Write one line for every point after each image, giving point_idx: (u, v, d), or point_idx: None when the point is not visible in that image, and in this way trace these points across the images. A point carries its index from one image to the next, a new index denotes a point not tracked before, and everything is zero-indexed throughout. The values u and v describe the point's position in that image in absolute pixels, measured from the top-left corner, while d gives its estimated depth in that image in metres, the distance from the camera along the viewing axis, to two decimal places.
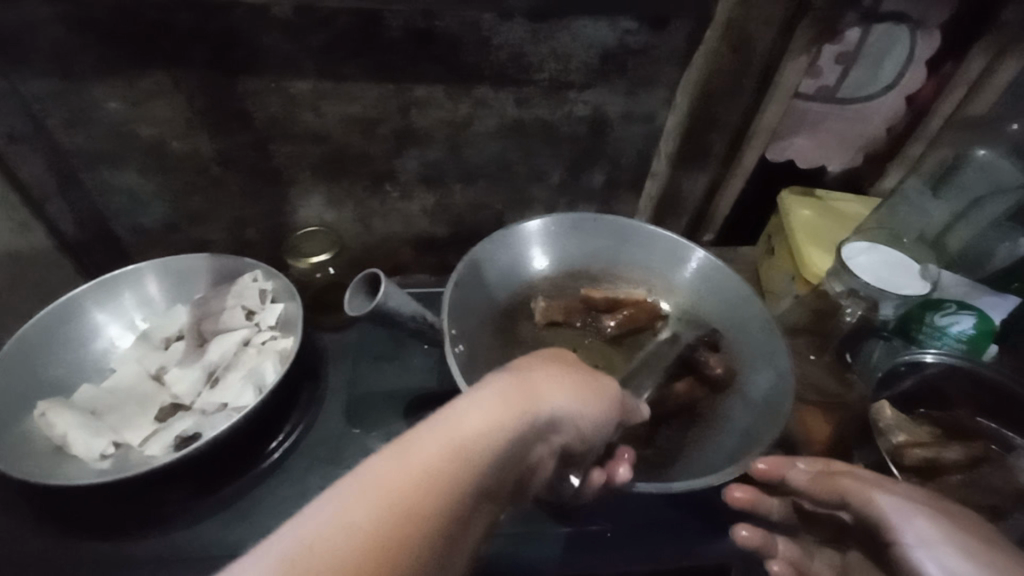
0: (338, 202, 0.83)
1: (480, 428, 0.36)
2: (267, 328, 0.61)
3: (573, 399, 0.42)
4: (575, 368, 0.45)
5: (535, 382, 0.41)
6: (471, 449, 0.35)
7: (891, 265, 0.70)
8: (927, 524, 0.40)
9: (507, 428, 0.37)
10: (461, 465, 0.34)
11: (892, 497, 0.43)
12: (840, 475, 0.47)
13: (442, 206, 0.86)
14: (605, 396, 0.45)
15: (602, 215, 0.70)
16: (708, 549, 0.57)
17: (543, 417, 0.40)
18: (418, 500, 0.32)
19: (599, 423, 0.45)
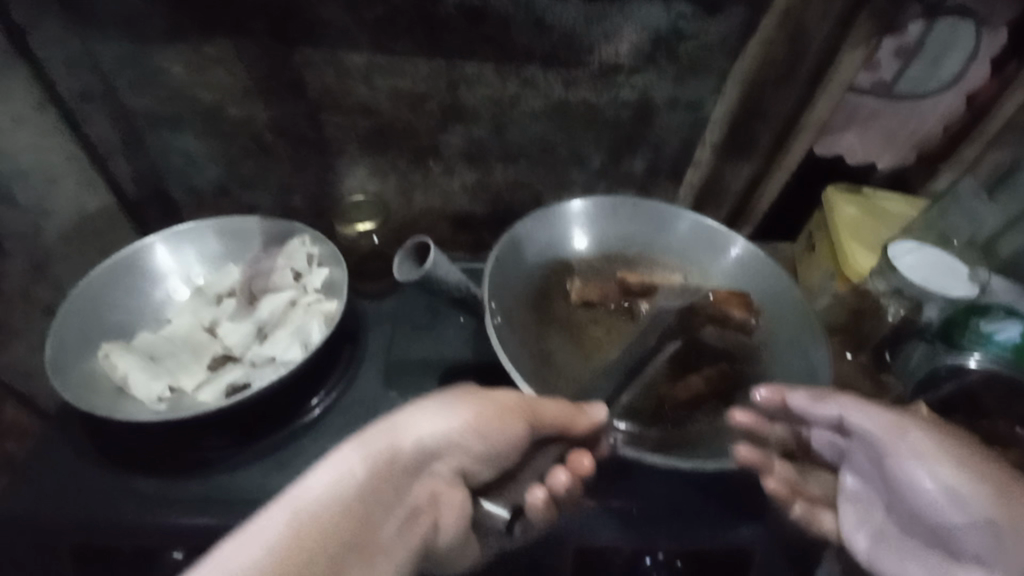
0: (380, 175, 0.85)
1: (355, 480, 0.45)
2: (313, 291, 0.63)
3: (444, 427, 0.49)
4: (457, 405, 0.51)
5: (395, 430, 0.48)
6: (345, 497, 0.44)
7: (941, 267, 0.69)
8: (918, 433, 0.49)
9: (379, 474, 0.46)
10: (337, 517, 0.42)
11: (886, 411, 0.51)
12: (837, 396, 0.53)
13: (482, 183, 0.87)
14: (502, 419, 0.50)
15: (642, 201, 0.71)
16: (732, 536, 0.55)
17: (415, 455, 0.48)
18: (296, 548, 0.40)
19: (499, 443, 0.51)
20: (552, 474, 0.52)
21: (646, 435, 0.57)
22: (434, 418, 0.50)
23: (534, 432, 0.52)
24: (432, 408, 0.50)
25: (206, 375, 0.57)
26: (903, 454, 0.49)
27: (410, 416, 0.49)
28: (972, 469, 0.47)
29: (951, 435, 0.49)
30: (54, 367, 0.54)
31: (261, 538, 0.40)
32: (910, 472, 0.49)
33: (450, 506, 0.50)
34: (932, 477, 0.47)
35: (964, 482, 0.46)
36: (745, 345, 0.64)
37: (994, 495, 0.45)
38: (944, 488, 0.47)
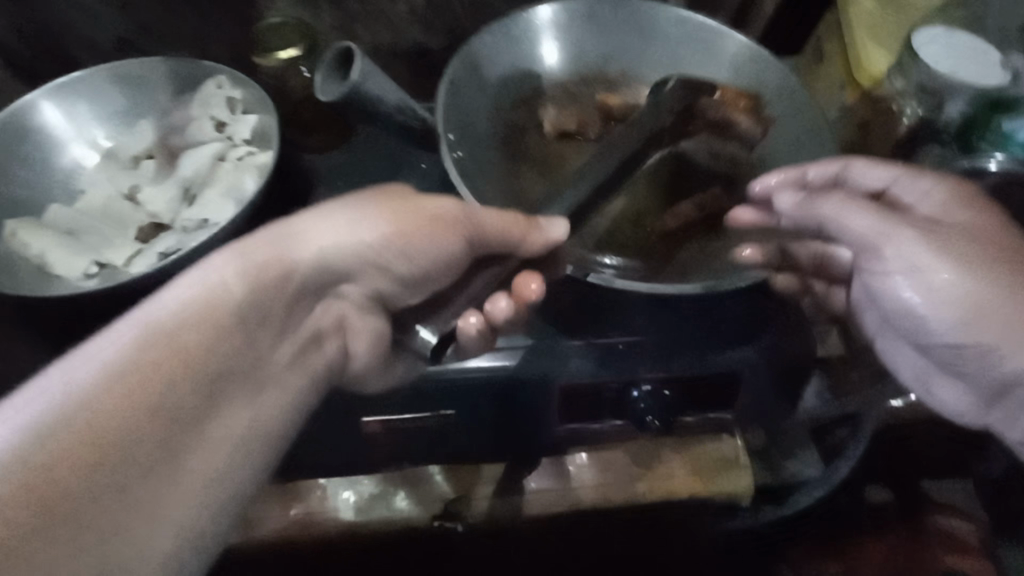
0: (310, 4, 0.70)
1: (224, 301, 0.42)
2: (241, 142, 0.53)
3: (348, 238, 0.48)
4: (374, 217, 0.49)
5: (280, 250, 0.46)
6: (216, 319, 0.41)
7: (965, 53, 0.59)
8: (911, 244, 0.47)
9: (253, 294, 0.43)
10: (207, 339, 0.40)
11: (874, 220, 0.48)
12: (825, 201, 0.50)
13: (434, 7, 0.72)
14: (429, 229, 0.49)
15: (626, 0, 0.59)
16: (723, 361, 0.53)
17: (312, 271, 0.48)
18: (159, 373, 0.37)
19: (424, 263, 0.51)
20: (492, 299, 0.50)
21: (637, 267, 0.53)
22: (338, 230, 0.48)
23: (475, 246, 0.50)
24: (338, 221, 0.48)
25: (135, 246, 0.51)
26: (892, 267, 0.48)
27: (320, 230, 0.47)
28: (971, 274, 0.45)
29: (954, 244, 0.46)
30: None
31: (110, 360, 0.37)
32: (895, 284, 0.49)
33: (359, 330, 0.54)
34: (920, 283, 0.47)
35: (958, 287, 0.46)
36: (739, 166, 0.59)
37: (978, 295, 0.45)
38: (928, 291, 0.47)
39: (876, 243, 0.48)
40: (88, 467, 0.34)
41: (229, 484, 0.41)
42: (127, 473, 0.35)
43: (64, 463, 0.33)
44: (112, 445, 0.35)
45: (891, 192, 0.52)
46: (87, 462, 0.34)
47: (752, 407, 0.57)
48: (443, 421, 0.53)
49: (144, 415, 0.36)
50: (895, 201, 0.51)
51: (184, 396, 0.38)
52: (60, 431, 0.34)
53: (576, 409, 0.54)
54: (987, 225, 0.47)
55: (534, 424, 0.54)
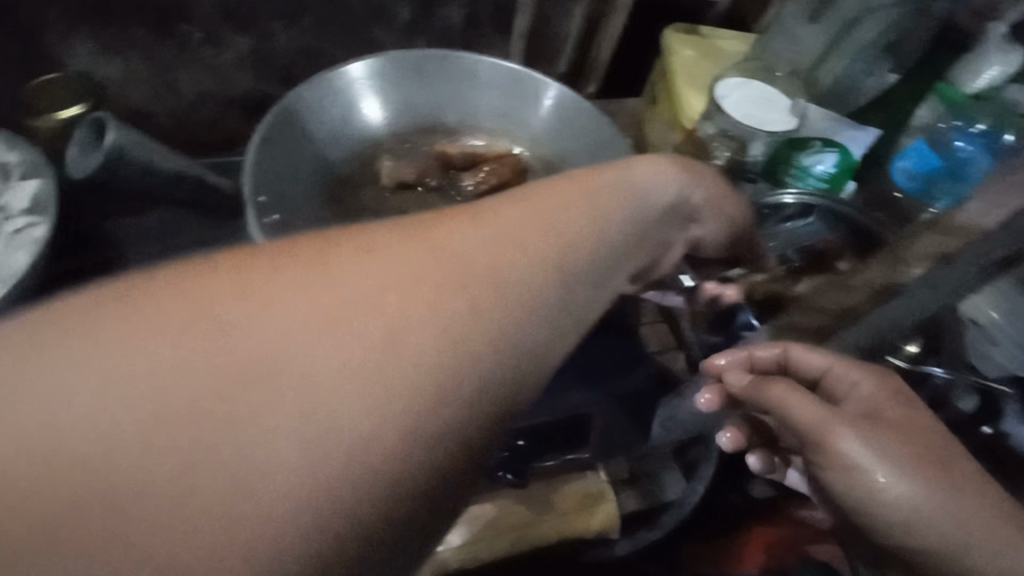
0: (114, 51, 0.63)
1: (529, 266, 0.30)
2: (14, 216, 0.46)
3: (654, 186, 0.40)
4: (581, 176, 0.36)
5: (557, 190, 0.34)
6: (516, 278, 0.29)
7: (761, 100, 0.66)
8: (851, 436, 0.37)
9: (592, 242, 0.34)
10: (470, 300, 0.28)
11: (811, 406, 0.38)
12: (774, 378, 0.41)
13: (265, 54, 0.69)
14: (657, 174, 0.41)
15: (448, 52, 0.58)
16: (566, 403, 0.53)
17: (627, 214, 0.37)
18: (365, 354, 0.25)
19: (611, 211, 0.36)
20: None
21: None
22: (573, 186, 0.35)
23: (680, 198, 0.42)
24: (596, 176, 0.37)
25: None
26: (837, 462, 0.37)
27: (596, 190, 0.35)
28: (918, 479, 0.35)
29: (892, 432, 0.37)
30: None
31: (268, 312, 0.25)
32: (833, 463, 0.37)
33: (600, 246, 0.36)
34: (858, 481, 0.36)
35: (910, 492, 0.35)
36: None
37: (931, 504, 0.35)
38: (866, 493, 0.36)
39: (818, 439, 0.38)
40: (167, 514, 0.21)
41: (456, 445, 0.25)
42: (249, 491, 0.22)
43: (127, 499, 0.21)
44: (225, 403, 0.23)
45: (830, 377, 0.43)
46: (182, 426, 0.22)
47: (604, 446, 0.58)
48: None
49: (311, 393, 0.24)
50: (841, 387, 0.41)
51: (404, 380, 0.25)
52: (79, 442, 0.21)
53: None
54: (925, 426, 0.37)
55: None
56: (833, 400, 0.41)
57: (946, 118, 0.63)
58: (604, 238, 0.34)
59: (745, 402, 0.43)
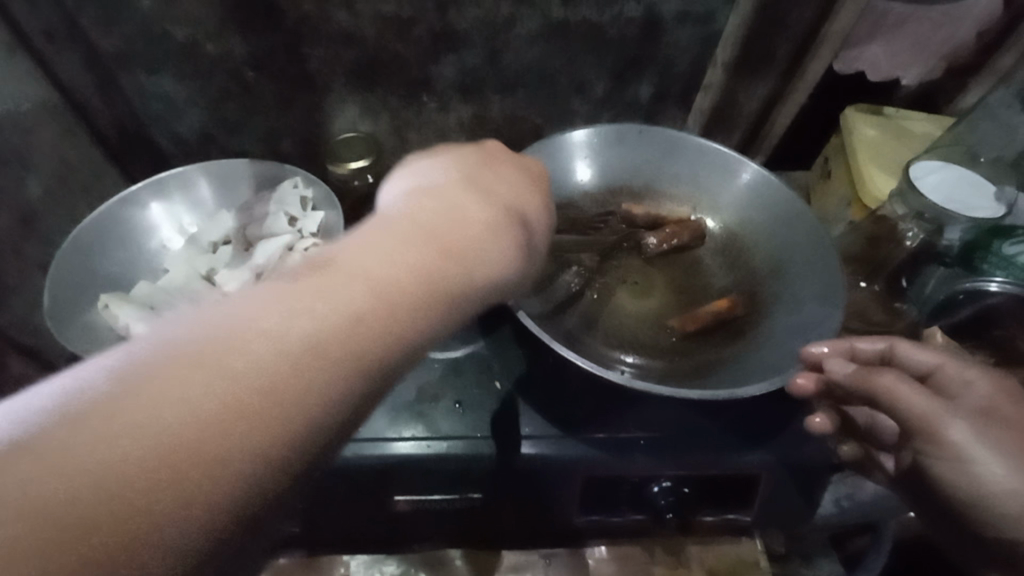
0: (372, 112, 0.80)
1: (399, 252, 0.33)
2: (308, 236, 0.61)
3: (426, 221, 0.36)
4: (456, 224, 0.37)
5: (407, 240, 0.34)
6: (412, 267, 0.33)
7: (963, 185, 0.66)
8: (958, 429, 0.39)
9: (487, 246, 0.37)
10: (432, 262, 0.34)
11: (921, 401, 0.40)
12: (879, 372, 0.42)
13: (479, 118, 0.82)
14: (518, 211, 0.41)
15: (648, 126, 0.67)
16: (738, 462, 0.54)
17: (468, 264, 0.35)
18: (384, 295, 0.31)
19: (465, 257, 0.35)
20: (611, 359, 0.57)
21: (654, 369, 0.57)
22: (426, 234, 0.35)
23: (505, 256, 0.38)
24: (435, 218, 0.36)
25: None
26: (942, 449, 0.39)
27: (417, 225, 0.35)
28: None
29: (1001, 431, 0.39)
30: (54, 320, 0.53)
31: (203, 369, 0.26)
32: (969, 458, 0.39)
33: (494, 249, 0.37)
34: (966, 472, 0.39)
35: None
36: (747, 288, 0.62)
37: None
38: (976, 486, 0.39)
39: (922, 427, 0.40)
40: (244, 413, 0.26)
41: (242, 504, 0.25)
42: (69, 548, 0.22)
43: (205, 407, 0.25)
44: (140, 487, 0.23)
45: (936, 377, 0.43)
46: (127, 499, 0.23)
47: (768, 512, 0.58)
48: (468, 506, 0.56)
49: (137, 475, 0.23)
50: (948, 385, 0.42)
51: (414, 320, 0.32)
52: (171, 381, 0.26)
53: (593, 502, 0.57)
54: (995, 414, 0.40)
55: (551, 513, 0.57)
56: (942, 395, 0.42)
57: None
58: (431, 293, 0.33)
59: (843, 389, 0.45)
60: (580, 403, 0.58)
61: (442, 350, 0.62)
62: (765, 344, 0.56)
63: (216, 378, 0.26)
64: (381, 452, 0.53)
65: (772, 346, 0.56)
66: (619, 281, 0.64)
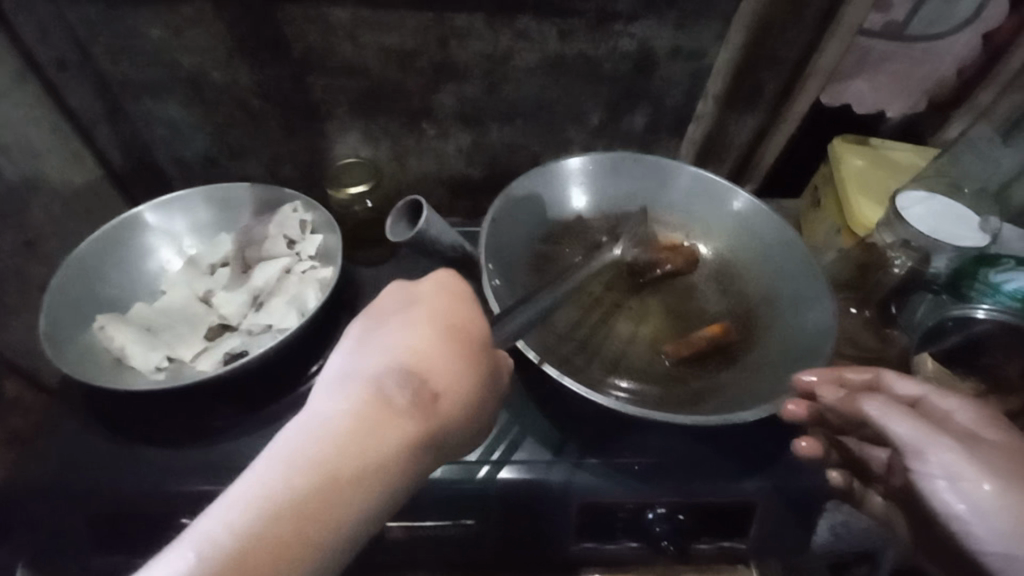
0: (373, 139, 0.81)
1: (272, 499, 0.33)
2: (307, 259, 0.62)
3: (328, 438, 0.35)
4: (364, 432, 0.36)
5: (307, 474, 0.34)
6: (290, 507, 0.33)
7: (948, 216, 0.67)
8: (946, 454, 0.39)
9: (373, 453, 0.35)
10: (326, 489, 0.34)
11: (912, 422, 0.41)
12: (869, 396, 0.44)
13: (478, 146, 0.84)
14: (444, 373, 0.40)
15: (642, 155, 0.68)
16: (734, 490, 0.54)
17: (372, 480, 0.35)
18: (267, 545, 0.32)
19: (372, 468, 0.35)
20: (608, 386, 0.57)
21: (650, 394, 0.57)
22: (325, 460, 0.35)
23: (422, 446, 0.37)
24: (341, 429, 0.36)
25: (204, 344, 0.57)
26: (930, 473, 0.39)
27: (319, 449, 0.35)
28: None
29: (990, 459, 0.39)
30: (50, 341, 0.53)
31: None
32: (957, 483, 0.38)
33: (406, 444, 0.37)
34: (954, 493, 0.38)
35: (1015, 508, 0.37)
36: (742, 317, 0.62)
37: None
38: (966, 508, 0.38)
39: (907, 448, 0.40)
40: None
41: None
42: None
43: None
44: None
45: (925, 405, 0.45)
46: None
47: (766, 543, 0.57)
48: (465, 534, 0.55)
49: None
50: (937, 415, 0.44)
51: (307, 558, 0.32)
52: None
53: (592, 526, 0.56)
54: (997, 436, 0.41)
55: (549, 543, 0.56)
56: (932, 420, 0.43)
57: None
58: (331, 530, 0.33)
59: (837, 414, 0.48)
60: (579, 427, 0.58)
61: None
62: (761, 371, 0.57)
63: None
64: None
65: (768, 372, 0.56)
66: (615, 307, 0.64)
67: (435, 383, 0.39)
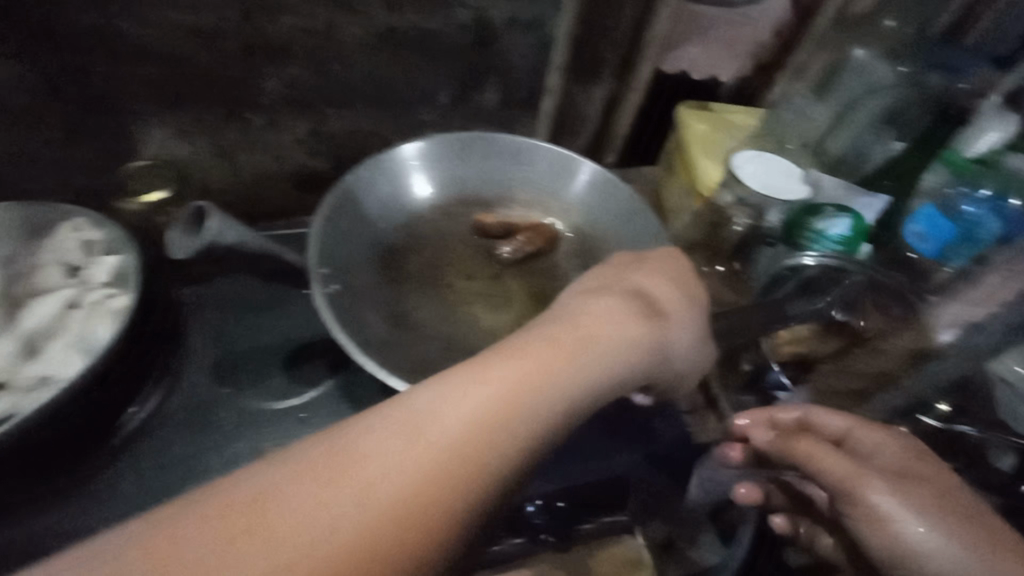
0: (187, 135, 0.70)
1: (390, 477, 0.33)
2: (98, 286, 0.51)
3: (456, 420, 0.36)
4: (509, 403, 0.38)
5: (420, 455, 0.34)
6: (362, 519, 0.31)
7: (775, 171, 0.71)
8: (879, 495, 0.41)
9: (484, 433, 0.36)
10: (426, 470, 0.34)
11: (839, 464, 0.44)
12: (802, 440, 0.48)
13: (318, 134, 0.76)
14: (618, 335, 0.46)
15: (489, 133, 0.65)
16: (608, 464, 0.58)
17: (494, 469, 0.36)
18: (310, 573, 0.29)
19: (479, 454, 0.35)
20: None
21: None
22: (419, 446, 0.35)
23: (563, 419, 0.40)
24: (465, 404, 0.37)
25: None
26: (866, 514, 0.41)
27: (400, 444, 0.34)
28: (963, 552, 0.38)
29: (918, 495, 0.41)
30: None
31: None
32: (890, 521, 0.40)
33: (543, 408, 0.39)
34: (890, 532, 0.40)
35: (944, 546, 0.39)
36: None
37: (966, 560, 0.38)
38: (902, 545, 0.40)
39: (842, 486, 0.43)
40: None
41: None
42: None
43: None
44: None
45: (850, 441, 0.48)
46: None
47: (643, 507, 0.59)
48: None
49: None
50: (863, 452, 0.46)
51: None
52: None
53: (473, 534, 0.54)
54: (921, 471, 0.43)
55: None
56: (859, 457, 0.45)
57: (955, 184, 0.66)
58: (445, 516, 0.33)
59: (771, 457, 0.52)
60: None
61: (285, 398, 0.57)
62: None
63: None
64: None
65: None
66: (473, 295, 0.60)
67: (601, 337, 0.45)
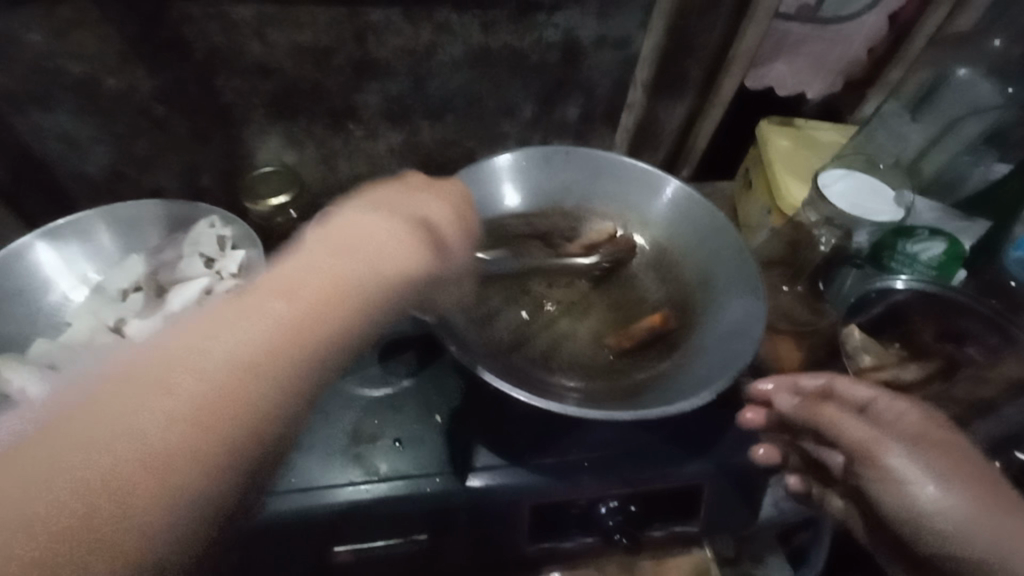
0: (297, 143, 0.77)
1: (285, 294, 0.34)
2: (228, 277, 0.58)
3: (369, 248, 0.39)
4: (410, 237, 0.41)
5: (338, 281, 0.36)
6: (274, 322, 0.33)
7: (866, 190, 0.70)
8: (896, 457, 0.44)
9: (394, 266, 0.39)
10: (339, 283, 0.36)
11: (863, 430, 0.47)
12: (827, 404, 0.50)
13: (410, 144, 0.81)
14: (458, 229, 0.46)
15: (574, 147, 0.68)
16: (679, 474, 0.56)
17: (404, 286, 0.39)
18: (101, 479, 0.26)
19: (401, 273, 0.39)
20: (554, 385, 0.57)
21: (596, 391, 0.57)
22: (334, 270, 0.36)
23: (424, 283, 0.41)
24: (378, 231, 0.40)
25: None
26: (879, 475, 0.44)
27: (332, 259, 0.37)
28: (970, 507, 0.41)
29: (927, 453, 0.44)
30: None
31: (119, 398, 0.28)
32: (903, 479, 0.43)
33: (413, 245, 0.41)
34: (903, 492, 0.43)
35: (955, 505, 0.41)
36: (681, 305, 0.63)
37: (982, 521, 0.40)
38: (912, 505, 0.42)
39: (861, 449, 0.46)
40: (179, 434, 0.28)
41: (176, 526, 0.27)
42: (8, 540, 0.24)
43: (153, 423, 0.28)
44: (113, 505, 0.26)
45: (875, 408, 0.48)
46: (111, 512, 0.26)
47: (716, 520, 0.58)
48: (415, 549, 0.54)
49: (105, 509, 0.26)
50: (886, 417, 0.47)
51: (227, 430, 0.29)
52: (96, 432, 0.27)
53: (540, 525, 0.56)
54: (943, 441, 0.45)
55: (501, 545, 0.55)
56: (884, 426, 0.46)
57: None
58: (364, 318, 0.36)
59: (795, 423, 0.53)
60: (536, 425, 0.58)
61: (381, 386, 0.61)
62: (699, 357, 0.57)
63: (138, 404, 0.28)
64: (323, 501, 0.51)
65: (705, 360, 0.56)
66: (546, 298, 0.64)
67: (437, 224, 0.45)
